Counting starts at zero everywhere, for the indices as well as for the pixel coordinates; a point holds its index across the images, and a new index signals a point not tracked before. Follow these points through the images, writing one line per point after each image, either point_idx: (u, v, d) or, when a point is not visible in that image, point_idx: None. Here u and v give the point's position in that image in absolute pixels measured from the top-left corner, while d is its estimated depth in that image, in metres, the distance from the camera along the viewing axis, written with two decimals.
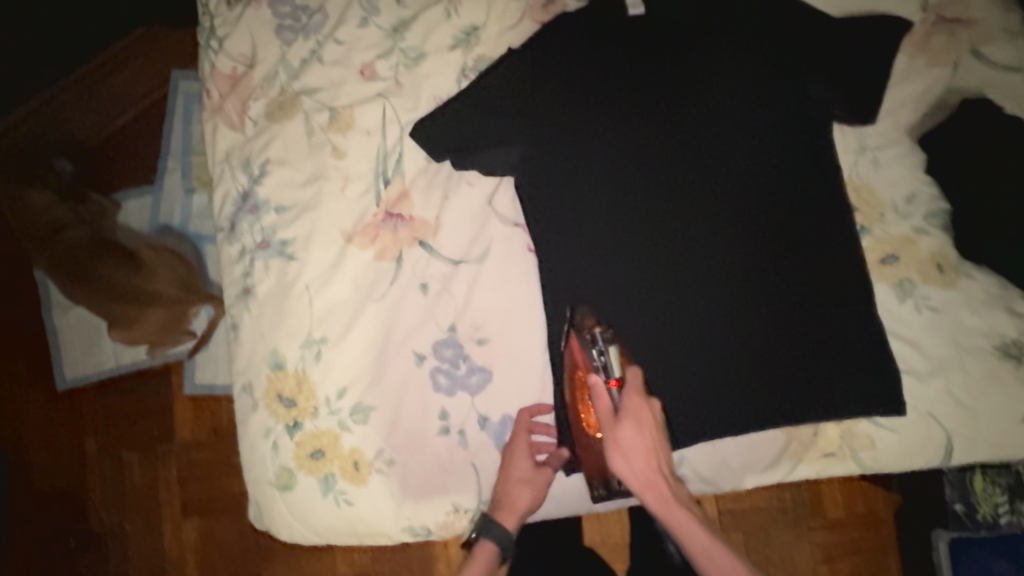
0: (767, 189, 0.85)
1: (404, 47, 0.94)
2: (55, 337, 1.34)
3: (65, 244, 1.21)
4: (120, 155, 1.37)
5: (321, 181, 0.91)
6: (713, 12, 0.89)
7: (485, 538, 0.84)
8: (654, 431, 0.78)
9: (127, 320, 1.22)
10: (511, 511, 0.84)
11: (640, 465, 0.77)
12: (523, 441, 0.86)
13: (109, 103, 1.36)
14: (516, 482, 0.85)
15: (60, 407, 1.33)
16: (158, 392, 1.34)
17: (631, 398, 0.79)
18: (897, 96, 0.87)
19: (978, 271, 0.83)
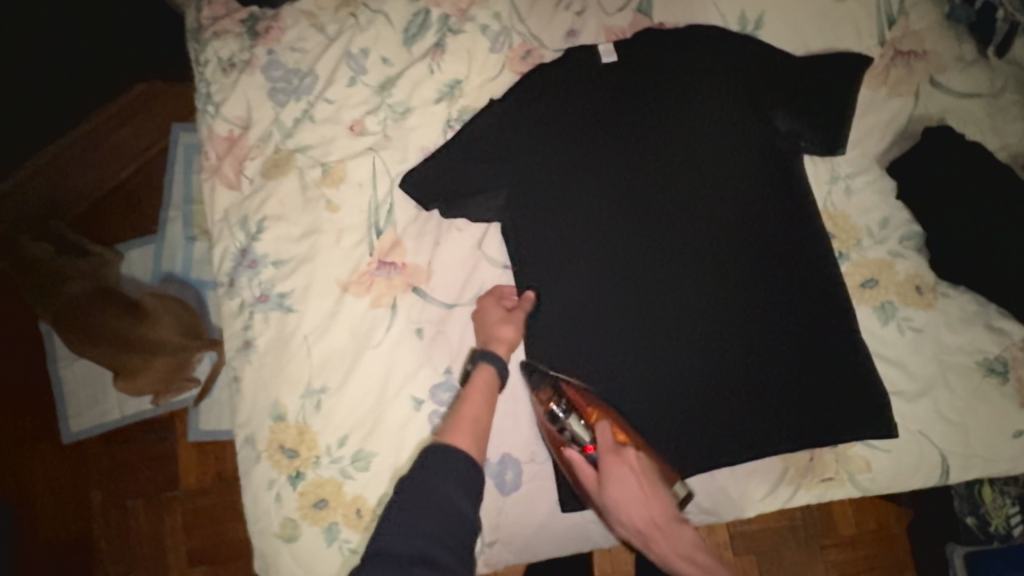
0: (745, 220, 0.89)
1: (391, 103, 0.99)
2: (61, 390, 1.36)
3: (66, 298, 1.22)
4: (124, 207, 1.42)
5: (317, 234, 0.95)
6: (683, 56, 0.93)
7: (482, 362, 0.84)
8: (640, 484, 0.78)
9: (133, 370, 1.24)
10: (500, 342, 0.87)
11: (638, 520, 0.77)
12: (492, 298, 0.91)
13: (111, 157, 1.41)
14: (493, 326, 0.88)
15: (65, 458, 1.34)
16: (163, 439, 1.36)
17: (604, 461, 0.79)
18: (864, 126, 0.91)
19: (956, 290, 0.86)
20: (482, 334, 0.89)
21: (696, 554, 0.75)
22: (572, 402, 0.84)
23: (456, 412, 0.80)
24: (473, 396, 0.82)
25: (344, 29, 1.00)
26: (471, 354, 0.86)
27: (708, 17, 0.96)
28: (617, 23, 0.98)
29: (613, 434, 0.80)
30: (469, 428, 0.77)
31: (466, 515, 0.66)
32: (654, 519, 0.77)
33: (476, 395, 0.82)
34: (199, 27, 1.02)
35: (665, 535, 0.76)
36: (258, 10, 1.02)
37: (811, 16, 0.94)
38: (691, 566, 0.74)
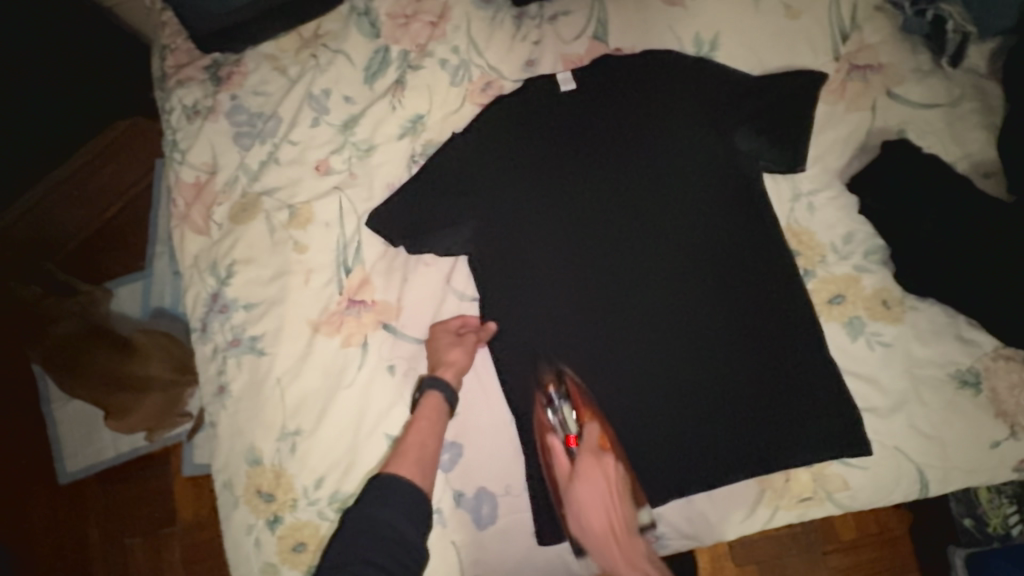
0: (709, 240, 0.89)
1: (355, 141, 1.00)
2: (56, 432, 1.39)
3: (55, 337, 1.25)
4: (113, 244, 1.49)
5: (286, 276, 0.95)
6: (640, 81, 0.94)
7: (429, 389, 0.86)
8: (609, 488, 0.82)
9: (124, 408, 1.27)
10: (448, 367, 0.87)
11: (596, 527, 0.81)
12: (442, 327, 0.92)
13: (99, 196, 1.45)
14: (440, 353, 0.89)
15: (62, 499, 1.36)
16: (156, 476, 1.37)
17: (583, 459, 0.83)
18: (824, 141, 0.91)
19: (925, 302, 0.85)
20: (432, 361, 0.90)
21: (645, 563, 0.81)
22: (571, 397, 0.86)
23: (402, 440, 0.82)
24: (418, 424, 0.84)
25: (305, 71, 1.01)
26: (420, 381, 0.87)
27: (664, 41, 0.97)
28: (574, 50, 0.99)
29: (599, 436, 0.84)
30: (415, 455, 0.80)
31: (403, 537, 0.69)
32: (614, 527, 0.82)
33: (422, 421, 0.84)
34: (163, 77, 1.03)
35: (623, 548, 0.81)
36: (220, 55, 1.03)
37: (766, 35, 0.94)
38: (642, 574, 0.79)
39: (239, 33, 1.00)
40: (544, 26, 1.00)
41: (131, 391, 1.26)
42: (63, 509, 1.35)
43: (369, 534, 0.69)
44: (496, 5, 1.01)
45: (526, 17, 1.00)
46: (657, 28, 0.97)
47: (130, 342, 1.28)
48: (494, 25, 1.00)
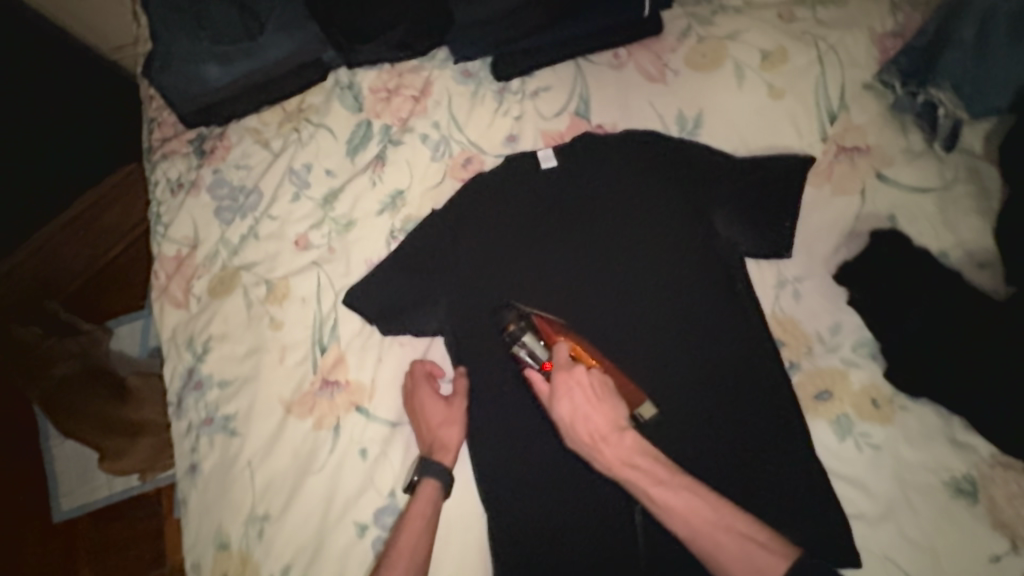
0: (687, 327, 0.85)
1: (334, 216, 0.99)
2: (54, 467, 1.42)
3: (55, 378, 1.26)
4: (112, 286, 1.49)
5: (260, 353, 0.94)
6: (619, 160, 0.92)
7: (426, 480, 0.83)
8: (592, 404, 0.75)
9: (118, 451, 1.28)
10: (445, 447, 0.85)
11: (584, 433, 0.76)
12: (427, 389, 0.89)
13: (102, 235, 1.47)
14: (436, 427, 0.86)
15: (59, 537, 1.40)
16: (148, 517, 1.39)
17: (555, 377, 0.76)
18: (809, 227, 0.88)
19: (917, 402, 0.80)
20: (425, 434, 0.87)
21: (635, 457, 0.74)
22: (536, 329, 0.81)
23: (394, 544, 0.80)
24: (415, 524, 0.81)
25: (287, 145, 1.01)
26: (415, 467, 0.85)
27: (646, 118, 0.95)
28: (554, 127, 0.98)
29: (569, 352, 0.78)
30: (405, 561, 0.78)
31: None
32: (599, 430, 0.75)
33: (418, 520, 0.81)
34: (150, 149, 1.05)
35: (610, 445, 0.75)
36: (204, 128, 1.04)
37: (750, 115, 0.92)
38: (632, 469, 0.73)
39: (221, 109, 1.01)
40: (525, 101, 0.99)
41: (125, 434, 1.27)
42: (60, 545, 1.39)
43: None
44: (478, 79, 1.01)
45: (507, 91, 1.00)
46: (639, 105, 0.96)
47: (126, 385, 1.29)
48: (475, 99, 1.00)
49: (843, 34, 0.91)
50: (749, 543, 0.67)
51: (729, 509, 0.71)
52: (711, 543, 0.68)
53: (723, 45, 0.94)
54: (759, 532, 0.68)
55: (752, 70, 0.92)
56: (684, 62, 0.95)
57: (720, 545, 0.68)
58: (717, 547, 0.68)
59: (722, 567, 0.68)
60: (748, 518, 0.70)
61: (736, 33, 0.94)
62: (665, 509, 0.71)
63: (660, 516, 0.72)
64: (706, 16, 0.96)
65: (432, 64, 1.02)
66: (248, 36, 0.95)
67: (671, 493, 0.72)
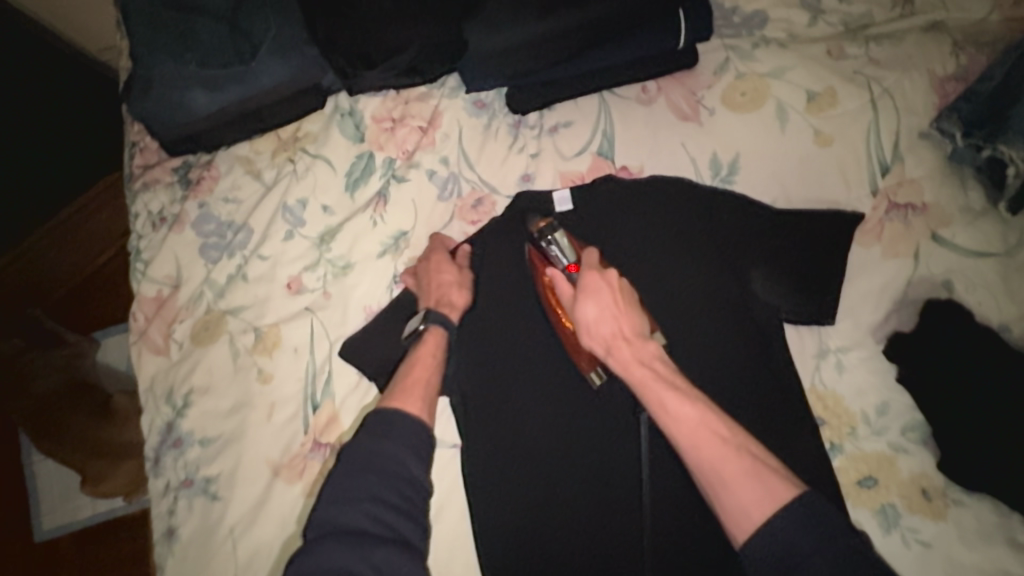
0: (720, 401, 0.76)
1: (331, 257, 0.91)
2: (34, 485, 1.36)
3: (31, 397, 1.19)
4: (104, 290, 1.43)
5: (246, 409, 0.86)
6: (647, 206, 0.84)
7: (434, 324, 0.79)
8: (615, 300, 0.71)
9: (101, 474, 1.20)
10: (452, 306, 0.81)
11: (603, 330, 0.70)
12: (444, 251, 0.85)
13: (93, 240, 1.40)
14: (444, 285, 0.82)
15: (39, 559, 1.34)
16: (133, 538, 1.33)
17: (583, 273, 0.73)
18: (855, 291, 0.79)
19: (971, 496, 0.72)
20: (433, 287, 0.82)
21: (655, 362, 0.67)
22: (568, 235, 0.78)
23: (408, 374, 0.74)
24: (423, 359, 0.76)
25: (281, 177, 0.93)
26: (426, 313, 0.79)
27: (676, 161, 0.86)
28: (574, 167, 0.89)
29: (600, 258, 0.76)
30: (420, 390, 0.72)
31: None
32: (622, 330, 0.70)
33: (426, 358, 0.76)
34: (131, 176, 0.96)
35: (631, 345, 0.69)
36: (191, 156, 0.95)
37: (791, 162, 0.84)
38: (647, 369, 0.66)
39: (209, 136, 0.92)
40: (543, 137, 0.90)
41: (107, 458, 1.19)
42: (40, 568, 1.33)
43: (377, 476, 0.63)
44: (492, 111, 0.92)
45: (524, 125, 0.91)
46: (668, 146, 0.87)
47: (110, 404, 1.21)
48: (488, 133, 0.91)
49: (899, 77, 0.83)
50: (758, 468, 0.57)
51: (740, 432, 0.61)
52: (717, 455, 0.58)
53: (765, 85, 0.86)
54: (767, 463, 0.57)
55: (796, 112, 0.84)
56: (721, 101, 0.87)
57: (724, 465, 0.57)
58: (719, 471, 0.58)
59: (724, 506, 0.57)
60: (761, 449, 0.60)
61: (780, 71, 0.86)
62: (669, 415, 0.62)
63: (660, 419, 0.63)
64: (747, 50, 0.88)
65: (441, 92, 0.93)
66: (239, 59, 0.84)
67: (683, 401, 0.62)
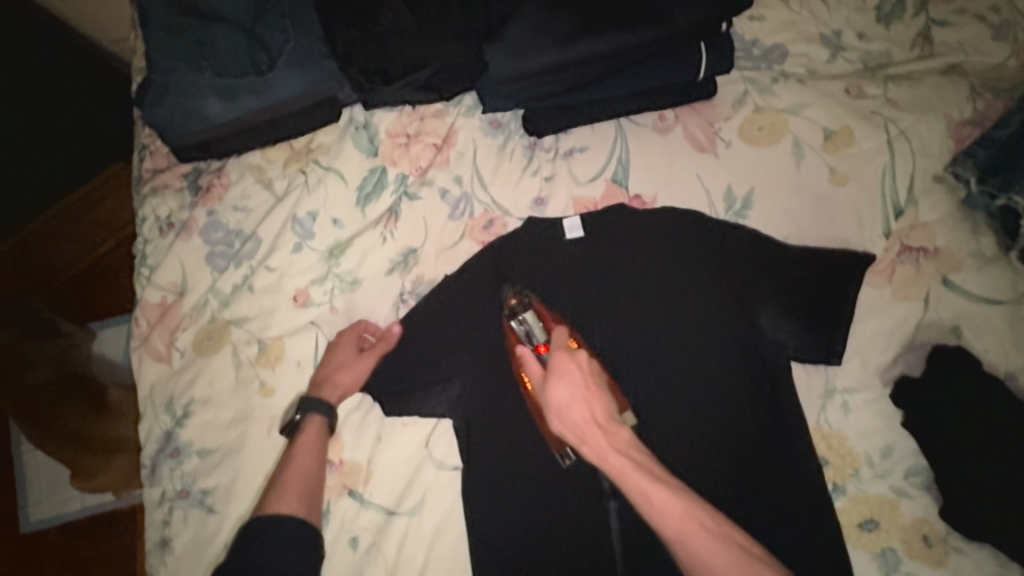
0: (723, 436, 0.76)
1: (339, 272, 0.90)
2: (24, 475, 1.34)
3: (27, 386, 1.15)
4: (102, 282, 1.42)
5: (247, 422, 0.85)
6: (659, 235, 0.83)
7: (308, 416, 0.81)
8: (587, 386, 0.72)
9: (90, 471, 1.19)
10: (334, 388, 0.82)
11: (575, 420, 0.71)
12: (350, 332, 0.85)
13: (92, 234, 1.38)
14: (335, 367, 0.83)
15: (25, 551, 1.33)
16: (123, 533, 1.33)
17: (554, 355, 0.74)
18: (864, 332, 0.80)
19: (973, 545, 0.72)
20: (324, 369, 0.84)
21: (630, 449, 0.69)
22: (538, 311, 0.78)
23: (281, 474, 0.77)
24: (297, 457, 0.79)
25: (292, 188, 0.92)
26: (300, 404, 0.81)
27: (691, 192, 0.86)
28: (588, 193, 0.89)
29: (569, 337, 0.76)
30: (296, 490, 0.75)
31: None
32: (594, 415, 0.71)
33: (303, 451, 0.79)
34: (140, 180, 0.95)
35: (605, 433, 0.70)
36: (202, 162, 0.94)
37: (806, 199, 0.84)
38: (625, 459, 0.67)
39: (221, 143, 0.91)
40: (558, 160, 0.90)
41: (99, 452, 1.17)
42: (27, 560, 1.32)
43: None
44: (507, 131, 0.92)
45: (539, 148, 0.91)
46: (683, 176, 0.87)
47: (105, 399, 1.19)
48: (502, 154, 0.91)
49: (916, 119, 0.84)
50: (745, 559, 0.60)
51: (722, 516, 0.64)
52: (703, 547, 0.61)
53: (782, 121, 0.86)
54: (751, 546, 0.62)
55: (812, 150, 0.84)
56: (738, 133, 0.87)
57: (714, 557, 0.60)
58: (711, 565, 0.60)
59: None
60: (742, 531, 0.64)
61: (798, 108, 0.86)
62: (650, 504, 0.64)
63: (644, 513, 0.64)
64: (766, 84, 0.88)
65: (458, 110, 0.92)
66: (255, 70, 0.84)
67: (660, 487, 0.64)
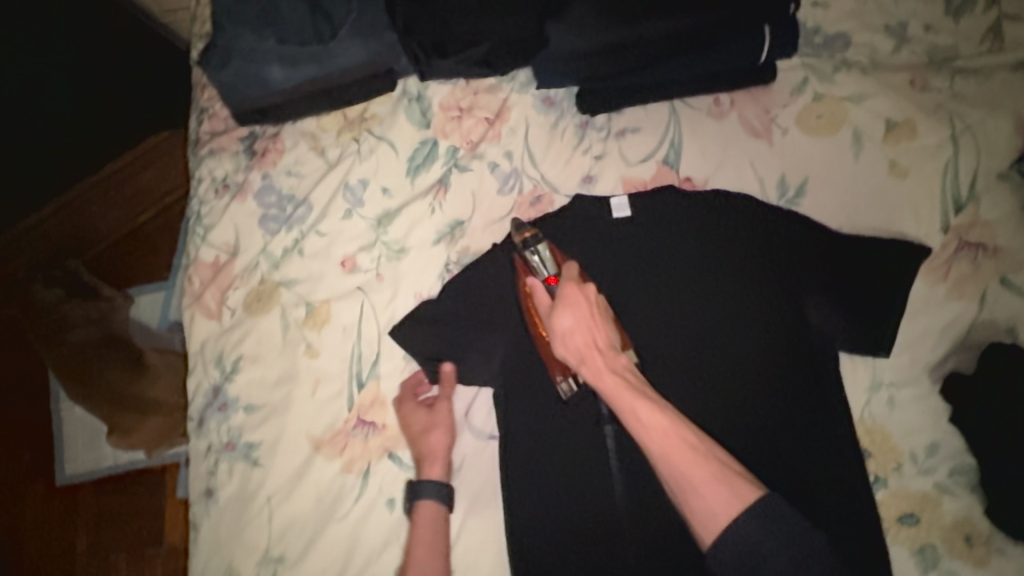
0: (766, 423, 0.76)
1: (386, 241, 0.91)
2: (60, 430, 1.37)
3: (70, 345, 1.22)
4: (141, 251, 1.42)
5: (292, 381, 0.88)
6: (710, 220, 0.83)
7: (422, 499, 0.79)
8: (591, 313, 0.73)
9: (127, 427, 1.21)
10: (435, 460, 0.82)
11: (577, 343, 0.72)
12: (411, 400, 0.85)
13: (132, 200, 1.41)
14: (417, 434, 0.83)
15: (56, 501, 1.37)
16: (148, 492, 1.35)
17: (564, 286, 0.75)
18: (914, 327, 0.78)
19: (1017, 547, 0.71)
20: (415, 447, 0.83)
21: (626, 373, 0.70)
22: (552, 248, 0.79)
23: (408, 568, 0.74)
24: (419, 546, 0.76)
25: (345, 156, 0.94)
26: (407, 492, 0.79)
27: (743, 178, 0.85)
28: (638, 174, 0.88)
29: (580, 272, 0.77)
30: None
31: None
32: (595, 341, 0.72)
33: (423, 539, 0.76)
34: (197, 142, 0.97)
35: (605, 357, 0.71)
36: (258, 127, 0.96)
37: (861, 191, 0.82)
38: (621, 381, 0.68)
39: (279, 110, 0.93)
40: (609, 140, 0.90)
41: (135, 411, 1.19)
42: (58, 508, 1.36)
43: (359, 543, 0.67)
44: (560, 109, 0.92)
45: (591, 127, 0.91)
46: (735, 162, 0.86)
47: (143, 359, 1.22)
48: (554, 132, 0.91)
49: (984, 114, 0.82)
50: (723, 473, 0.61)
51: (707, 438, 0.65)
52: (682, 461, 0.62)
53: (842, 110, 0.84)
54: (728, 462, 0.62)
55: (872, 141, 0.83)
56: (795, 121, 0.86)
57: (691, 468, 0.61)
58: (692, 480, 0.61)
59: (691, 508, 0.61)
60: (726, 453, 0.64)
61: (859, 97, 0.84)
62: (636, 422, 0.65)
63: (633, 429, 0.66)
64: (827, 72, 0.86)
65: (511, 86, 0.93)
66: (318, 40, 0.85)
67: (653, 408, 0.65)
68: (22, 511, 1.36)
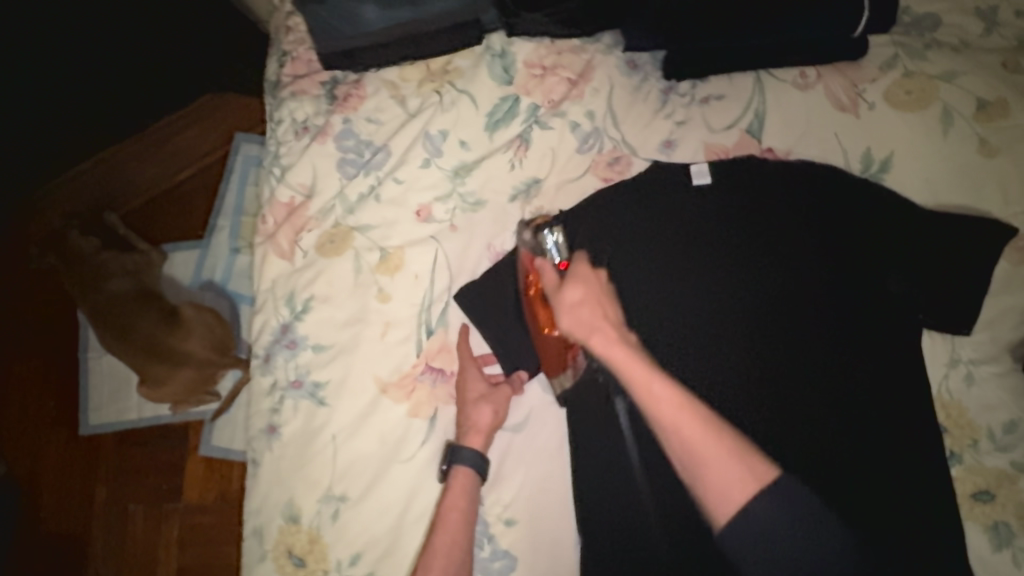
0: (859, 395, 0.73)
1: (462, 192, 0.91)
2: (87, 379, 1.29)
3: (108, 294, 1.18)
4: (173, 210, 1.35)
5: (362, 324, 0.88)
6: (810, 188, 0.80)
7: (457, 465, 0.78)
8: (602, 295, 0.67)
9: (157, 380, 1.17)
10: (477, 430, 0.80)
11: (587, 317, 0.65)
12: (472, 365, 0.84)
13: (172, 158, 1.35)
14: (470, 400, 0.82)
15: (77, 452, 1.28)
16: (172, 448, 1.27)
17: (577, 263, 0.70)
18: (996, 306, 0.80)
19: None
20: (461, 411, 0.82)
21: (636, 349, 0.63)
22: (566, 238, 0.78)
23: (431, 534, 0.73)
24: (448, 515, 0.74)
25: (426, 106, 0.94)
26: (446, 453, 0.79)
27: (828, 149, 0.85)
28: (720, 141, 0.89)
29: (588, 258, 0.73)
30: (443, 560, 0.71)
31: None
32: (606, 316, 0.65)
33: (453, 511, 0.74)
34: (278, 84, 0.99)
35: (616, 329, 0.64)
36: (339, 72, 0.97)
37: (945, 168, 0.83)
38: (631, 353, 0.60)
39: (365, 55, 0.94)
40: (692, 106, 0.91)
41: (167, 363, 1.15)
42: (78, 462, 1.28)
43: None
44: (644, 73, 0.93)
45: (674, 92, 0.92)
46: (820, 134, 0.86)
47: (179, 314, 1.17)
48: (637, 94, 0.92)
49: None
50: (736, 448, 0.53)
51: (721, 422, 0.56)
52: (694, 433, 0.54)
53: (933, 87, 0.85)
54: (745, 441, 0.54)
55: (962, 119, 0.84)
56: (884, 96, 0.86)
57: (704, 442, 0.53)
58: (714, 460, 0.52)
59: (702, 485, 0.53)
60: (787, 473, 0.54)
61: (950, 75, 0.85)
62: (646, 395, 0.57)
63: (640, 398, 0.57)
64: (918, 50, 0.87)
65: (596, 47, 0.94)
66: None
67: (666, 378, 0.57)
68: (40, 459, 1.27)
